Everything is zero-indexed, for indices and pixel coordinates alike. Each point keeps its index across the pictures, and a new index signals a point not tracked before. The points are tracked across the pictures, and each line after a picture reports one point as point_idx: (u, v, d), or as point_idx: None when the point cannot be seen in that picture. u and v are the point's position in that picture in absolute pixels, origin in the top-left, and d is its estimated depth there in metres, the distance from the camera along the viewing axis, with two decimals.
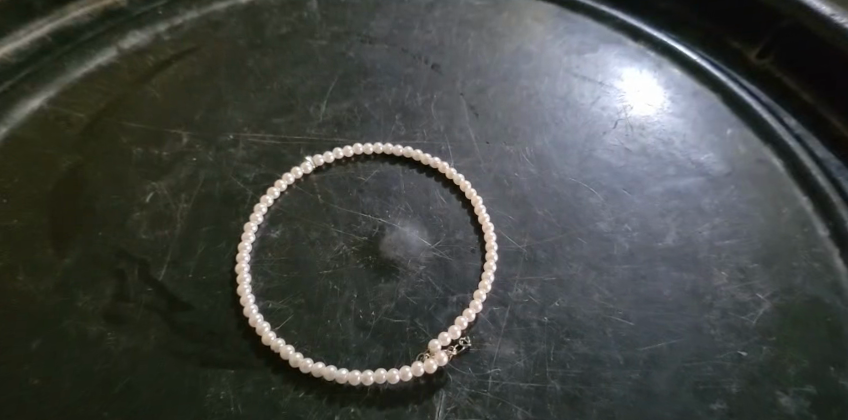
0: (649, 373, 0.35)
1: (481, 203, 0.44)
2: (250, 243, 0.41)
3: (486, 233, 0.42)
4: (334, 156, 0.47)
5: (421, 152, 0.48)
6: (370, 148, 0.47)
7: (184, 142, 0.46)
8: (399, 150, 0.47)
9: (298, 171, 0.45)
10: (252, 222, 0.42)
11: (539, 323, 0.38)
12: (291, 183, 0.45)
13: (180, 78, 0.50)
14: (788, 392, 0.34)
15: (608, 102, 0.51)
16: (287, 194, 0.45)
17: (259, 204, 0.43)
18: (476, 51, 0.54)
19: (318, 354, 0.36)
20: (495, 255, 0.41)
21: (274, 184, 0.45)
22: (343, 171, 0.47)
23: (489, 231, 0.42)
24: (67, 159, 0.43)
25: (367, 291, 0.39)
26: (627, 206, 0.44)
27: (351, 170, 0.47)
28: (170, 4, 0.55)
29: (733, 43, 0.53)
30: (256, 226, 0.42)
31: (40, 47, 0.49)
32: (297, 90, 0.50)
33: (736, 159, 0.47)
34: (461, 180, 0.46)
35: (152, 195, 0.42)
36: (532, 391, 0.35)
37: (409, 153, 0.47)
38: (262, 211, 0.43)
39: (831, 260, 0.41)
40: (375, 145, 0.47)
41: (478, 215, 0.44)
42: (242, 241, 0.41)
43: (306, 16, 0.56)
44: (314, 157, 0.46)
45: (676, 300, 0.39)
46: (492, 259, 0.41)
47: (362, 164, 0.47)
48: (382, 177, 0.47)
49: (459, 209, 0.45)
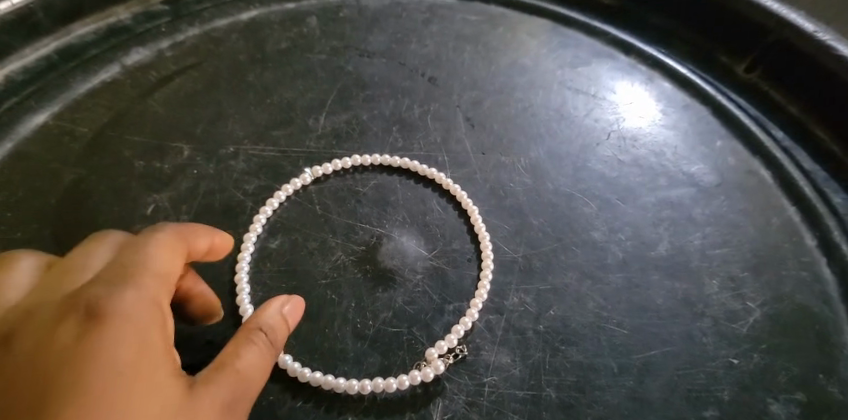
0: (643, 382, 0.36)
1: (477, 212, 0.45)
2: (249, 254, 0.42)
3: (483, 243, 0.43)
4: (332, 167, 0.48)
5: (418, 163, 0.48)
6: (368, 158, 0.48)
7: (186, 155, 0.47)
8: (396, 160, 0.48)
9: (297, 182, 0.46)
10: (251, 233, 0.43)
11: (534, 331, 0.39)
12: (290, 193, 0.46)
13: (183, 93, 0.51)
14: (779, 399, 0.35)
15: (601, 114, 0.52)
16: (286, 205, 0.45)
17: (258, 214, 0.44)
18: (472, 65, 0.56)
19: (316, 363, 0.37)
20: (491, 264, 0.42)
21: (274, 194, 0.45)
22: (341, 182, 0.47)
23: (485, 241, 0.43)
24: (71, 172, 0.44)
25: (365, 300, 0.40)
26: (621, 216, 0.45)
27: (349, 181, 0.47)
28: (172, 22, 0.55)
29: (722, 57, 0.54)
30: (255, 237, 0.43)
31: (46, 64, 0.50)
32: (296, 104, 0.51)
33: (726, 170, 0.48)
34: (457, 190, 0.46)
35: (154, 207, 0.43)
36: (528, 399, 0.35)
37: (406, 164, 0.48)
38: (261, 221, 0.43)
39: (820, 269, 0.42)
40: (373, 156, 0.48)
41: (475, 225, 0.44)
42: (241, 252, 0.42)
43: (305, 32, 0.57)
44: (313, 168, 0.47)
45: (668, 308, 0.40)
46: (488, 269, 0.41)
47: (360, 174, 0.48)
48: (380, 188, 0.47)
49: (455, 219, 0.46)
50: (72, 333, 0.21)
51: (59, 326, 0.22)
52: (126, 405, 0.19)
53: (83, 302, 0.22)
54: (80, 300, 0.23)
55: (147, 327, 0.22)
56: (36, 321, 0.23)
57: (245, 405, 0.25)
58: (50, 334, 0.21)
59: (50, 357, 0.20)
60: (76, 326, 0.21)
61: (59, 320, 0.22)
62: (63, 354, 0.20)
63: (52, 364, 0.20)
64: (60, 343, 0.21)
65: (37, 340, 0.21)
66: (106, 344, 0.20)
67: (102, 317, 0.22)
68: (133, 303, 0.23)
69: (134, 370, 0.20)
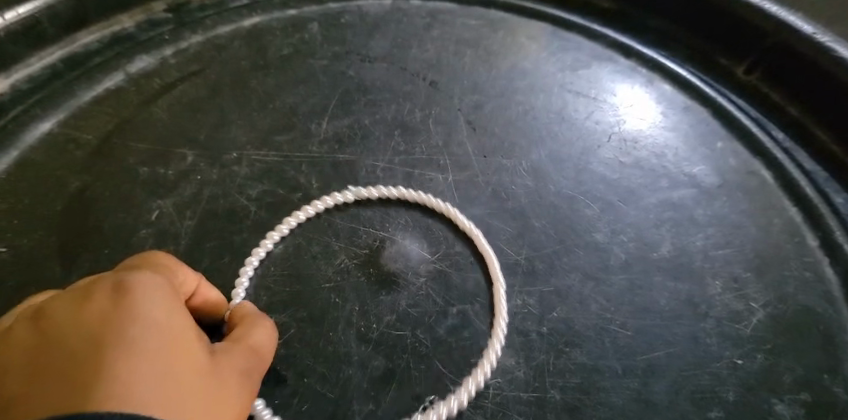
0: (648, 383, 0.36)
1: (494, 259, 0.42)
2: (253, 269, 0.41)
3: (481, 245, 0.43)
4: (345, 198, 0.45)
5: (435, 198, 0.46)
6: (382, 192, 0.46)
7: (190, 161, 0.47)
8: (409, 194, 0.46)
9: (310, 210, 0.45)
10: (262, 248, 0.42)
11: (538, 333, 0.39)
12: (301, 220, 0.44)
13: (186, 100, 0.51)
14: (784, 400, 0.36)
15: (602, 116, 0.52)
16: (297, 230, 0.44)
17: (269, 236, 0.43)
18: (473, 68, 0.56)
19: (320, 367, 0.37)
20: (501, 279, 0.41)
21: (284, 220, 0.44)
22: (354, 212, 0.45)
23: (490, 255, 0.42)
24: (75, 179, 0.44)
25: (369, 304, 0.40)
26: (623, 217, 0.45)
27: (362, 212, 0.45)
28: (176, 29, 0.56)
29: (721, 60, 0.54)
30: (264, 252, 0.42)
31: (51, 72, 0.50)
32: (299, 109, 0.52)
33: (727, 172, 0.48)
34: (473, 229, 0.44)
35: (158, 213, 0.43)
36: (533, 401, 0.36)
37: (418, 198, 0.46)
38: (272, 240, 0.43)
39: (823, 269, 0.42)
40: (387, 190, 0.46)
41: (481, 246, 0.43)
42: (245, 266, 0.41)
43: (307, 38, 0.57)
44: (329, 196, 0.45)
45: (672, 309, 0.40)
46: (500, 291, 0.41)
47: (373, 207, 0.46)
48: (393, 221, 0.45)
49: (464, 253, 0.43)
50: (101, 305, 0.24)
51: (85, 303, 0.24)
52: (162, 357, 0.22)
53: (104, 281, 0.25)
54: (102, 283, 0.25)
55: (170, 302, 0.26)
56: (54, 303, 0.25)
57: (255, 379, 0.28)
58: (76, 309, 0.24)
59: (87, 321, 0.23)
60: (105, 299, 0.24)
61: (83, 298, 0.24)
62: (98, 320, 0.23)
63: (85, 329, 0.22)
64: (90, 314, 0.23)
65: (65, 315, 0.24)
66: (139, 311, 0.24)
67: (129, 292, 0.25)
68: (154, 282, 0.26)
69: (163, 333, 0.23)
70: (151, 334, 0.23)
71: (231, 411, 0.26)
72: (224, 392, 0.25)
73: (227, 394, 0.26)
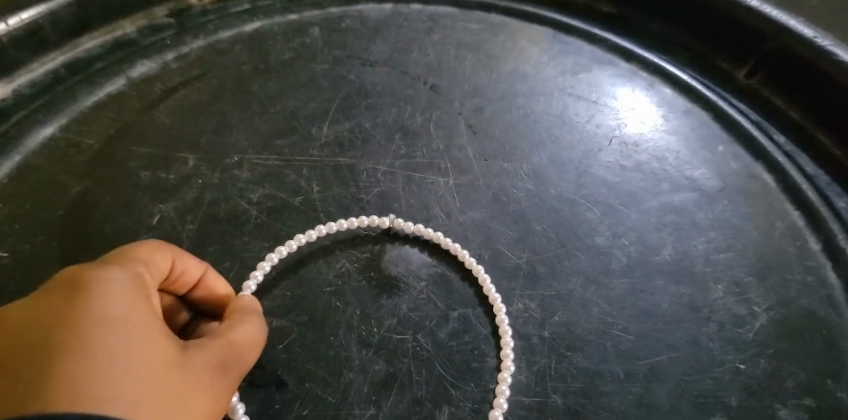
0: (649, 388, 0.36)
1: (500, 299, 0.40)
2: (255, 282, 0.41)
3: (478, 274, 0.42)
4: (348, 224, 0.44)
5: (439, 233, 0.44)
6: (385, 221, 0.44)
7: (191, 165, 0.47)
8: (409, 227, 0.44)
9: (313, 233, 0.44)
10: (285, 246, 0.43)
11: (539, 337, 0.39)
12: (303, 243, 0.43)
13: (187, 104, 0.51)
14: (788, 405, 0.35)
15: (603, 120, 0.52)
16: (301, 249, 0.43)
17: (272, 253, 0.42)
18: (474, 72, 0.56)
19: (321, 371, 0.37)
20: (500, 299, 0.40)
21: (286, 241, 0.43)
22: (354, 239, 0.44)
23: (487, 283, 0.41)
24: (77, 184, 0.45)
25: (369, 307, 0.40)
26: (624, 220, 0.45)
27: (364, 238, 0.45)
28: (177, 34, 0.56)
29: (721, 63, 0.54)
30: (269, 266, 0.42)
31: (53, 77, 0.51)
32: (300, 113, 0.52)
33: (729, 175, 0.48)
34: (476, 266, 0.42)
35: (160, 217, 0.44)
36: (534, 406, 0.36)
37: (419, 231, 0.44)
38: (274, 260, 0.42)
39: (826, 273, 0.42)
40: (389, 219, 0.44)
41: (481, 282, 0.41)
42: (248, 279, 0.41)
43: (308, 42, 0.57)
44: (334, 223, 0.44)
45: (674, 313, 0.40)
46: (501, 313, 0.39)
47: (375, 239, 0.45)
48: (394, 253, 0.44)
49: (458, 281, 0.42)
50: (65, 300, 0.23)
51: (50, 299, 0.24)
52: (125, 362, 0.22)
53: (68, 277, 0.25)
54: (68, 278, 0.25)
55: (138, 297, 0.25)
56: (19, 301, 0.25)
57: (234, 371, 0.29)
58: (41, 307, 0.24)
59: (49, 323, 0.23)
60: (69, 294, 0.24)
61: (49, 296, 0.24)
62: (60, 319, 0.23)
63: (46, 329, 0.22)
64: (54, 311, 0.23)
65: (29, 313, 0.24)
66: (105, 306, 0.24)
67: (93, 288, 0.24)
68: (118, 277, 0.25)
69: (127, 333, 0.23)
70: (117, 328, 0.23)
71: (206, 402, 0.26)
72: (198, 385, 0.26)
73: (201, 386, 0.26)
